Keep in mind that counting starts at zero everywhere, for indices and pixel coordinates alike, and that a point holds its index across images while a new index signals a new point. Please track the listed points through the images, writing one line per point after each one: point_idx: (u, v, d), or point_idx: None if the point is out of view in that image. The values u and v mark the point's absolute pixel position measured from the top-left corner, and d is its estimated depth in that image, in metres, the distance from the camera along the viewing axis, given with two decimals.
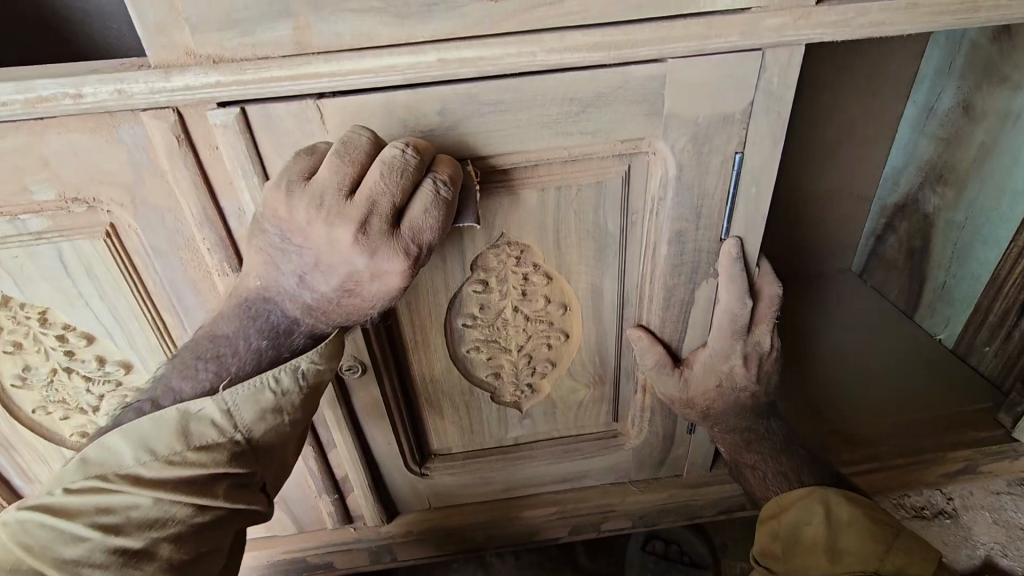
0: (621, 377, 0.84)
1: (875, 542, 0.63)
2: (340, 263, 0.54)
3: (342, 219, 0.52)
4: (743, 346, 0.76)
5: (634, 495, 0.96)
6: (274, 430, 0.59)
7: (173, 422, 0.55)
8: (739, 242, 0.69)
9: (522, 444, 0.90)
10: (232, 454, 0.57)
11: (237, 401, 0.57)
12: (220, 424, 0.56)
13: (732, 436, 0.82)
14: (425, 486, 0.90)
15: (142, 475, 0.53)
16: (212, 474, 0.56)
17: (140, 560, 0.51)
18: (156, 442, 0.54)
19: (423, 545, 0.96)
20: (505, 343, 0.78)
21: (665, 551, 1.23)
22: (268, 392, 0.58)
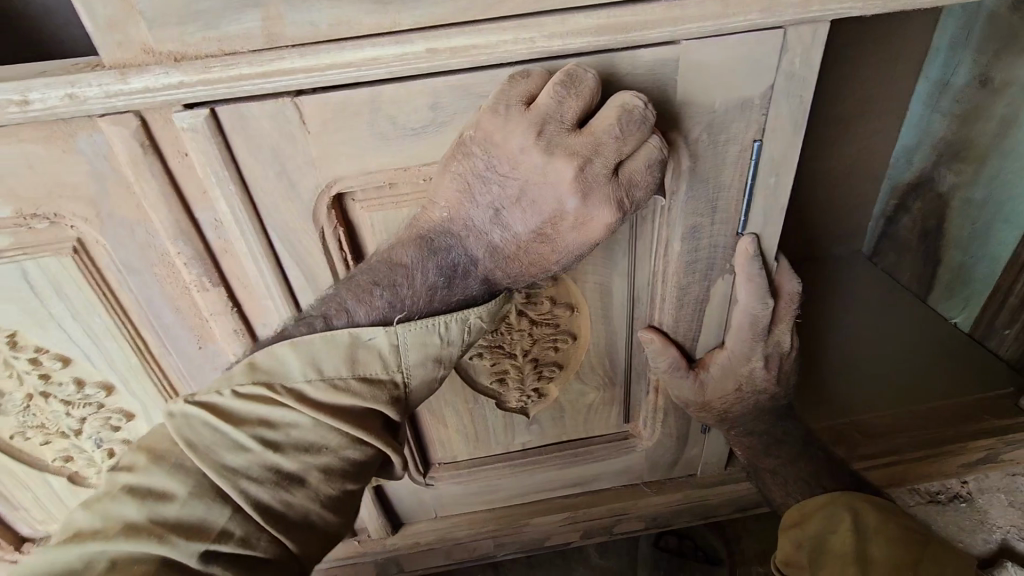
0: (632, 378, 0.80)
1: (905, 549, 0.60)
2: (549, 201, 0.51)
3: (566, 154, 0.49)
4: (763, 348, 0.73)
5: (647, 497, 0.93)
6: None
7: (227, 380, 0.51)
8: (756, 239, 0.65)
9: (529, 449, 0.87)
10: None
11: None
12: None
13: (748, 440, 0.81)
14: (429, 495, 0.87)
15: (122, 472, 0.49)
16: (369, 410, 0.52)
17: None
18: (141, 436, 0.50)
19: (429, 555, 0.93)
20: (510, 347, 0.74)
21: (679, 547, 1.23)
22: None
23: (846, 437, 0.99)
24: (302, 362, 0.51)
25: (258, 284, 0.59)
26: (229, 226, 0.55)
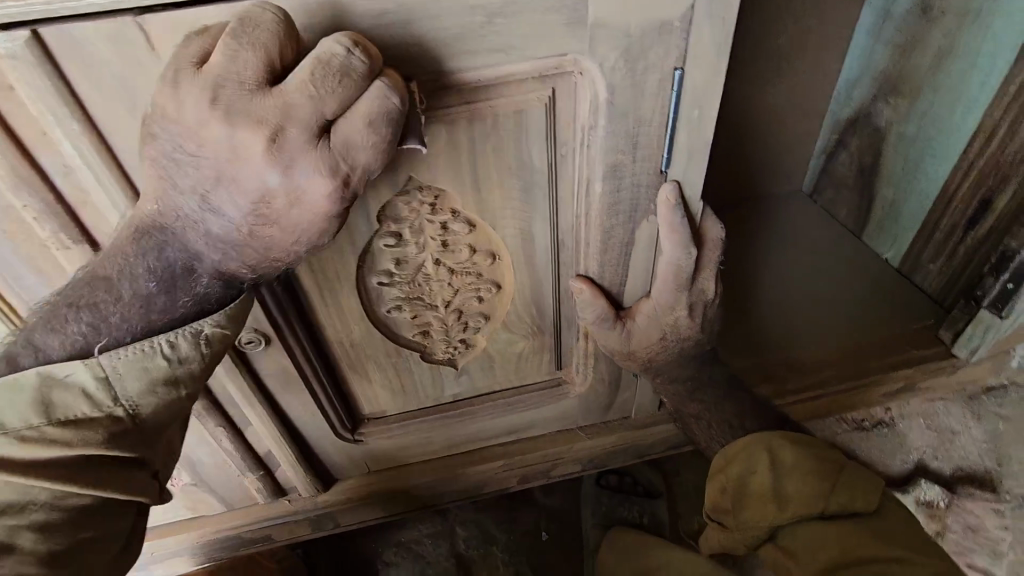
0: (561, 326, 0.78)
1: (821, 484, 0.61)
2: (252, 182, 0.44)
3: (251, 122, 0.42)
4: (688, 296, 0.71)
5: (582, 442, 0.93)
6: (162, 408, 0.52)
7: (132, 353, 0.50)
8: (678, 185, 0.62)
9: (461, 400, 0.85)
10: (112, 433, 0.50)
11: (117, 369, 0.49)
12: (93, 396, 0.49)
13: (679, 386, 0.80)
14: (360, 450, 0.85)
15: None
16: None
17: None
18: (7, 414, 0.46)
19: (366, 508, 0.92)
20: (430, 299, 0.70)
21: (619, 484, 1.27)
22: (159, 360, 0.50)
23: (775, 373, 1.01)
24: (218, 309, 0.51)
25: None
26: (82, 172, 0.48)
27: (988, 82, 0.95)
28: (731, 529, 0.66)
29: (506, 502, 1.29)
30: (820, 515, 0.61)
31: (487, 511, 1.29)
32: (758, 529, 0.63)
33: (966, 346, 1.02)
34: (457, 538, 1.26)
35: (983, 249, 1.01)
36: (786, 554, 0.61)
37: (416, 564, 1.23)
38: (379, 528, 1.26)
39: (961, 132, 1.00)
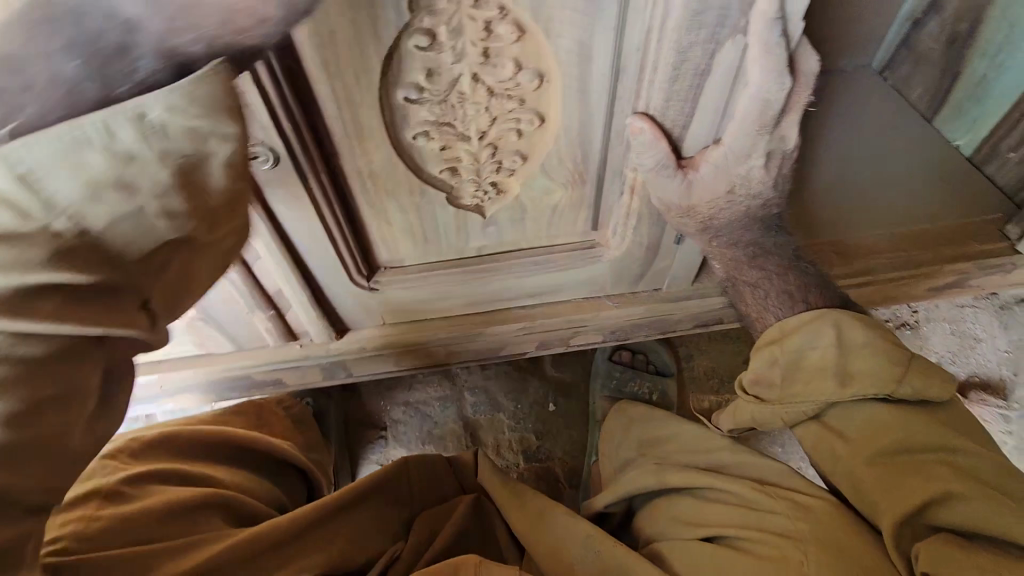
0: (605, 177, 0.69)
1: (891, 368, 0.59)
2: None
3: None
4: (766, 142, 0.61)
5: (608, 311, 0.89)
6: (123, 220, 0.37)
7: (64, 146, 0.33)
8: None
9: (486, 255, 0.78)
10: (59, 250, 0.35)
11: (43, 164, 0.33)
12: (21, 201, 0.34)
13: (729, 251, 0.74)
14: (375, 300, 0.80)
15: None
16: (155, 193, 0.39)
17: None
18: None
19: (379, 360, 0.90)
20: (462, 126, 0.60)
21: (632, 361, 1.26)
22: (96, 152, 0.34)
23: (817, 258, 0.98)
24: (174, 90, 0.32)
25: None
26: None
27: None
28: (770, 405, 0.66)
29: (516, 372, 1.29)
30: (881, 397, 0.61)
31: (497, 378, 1.28)
32: (807, 406, 0.63)
33: None
34: (465, 403, 1.26)
35: None
36: (834, 430, 0.63)
37: (423, 423, 1.25)
38: (388, 386, 1.27)
39: None
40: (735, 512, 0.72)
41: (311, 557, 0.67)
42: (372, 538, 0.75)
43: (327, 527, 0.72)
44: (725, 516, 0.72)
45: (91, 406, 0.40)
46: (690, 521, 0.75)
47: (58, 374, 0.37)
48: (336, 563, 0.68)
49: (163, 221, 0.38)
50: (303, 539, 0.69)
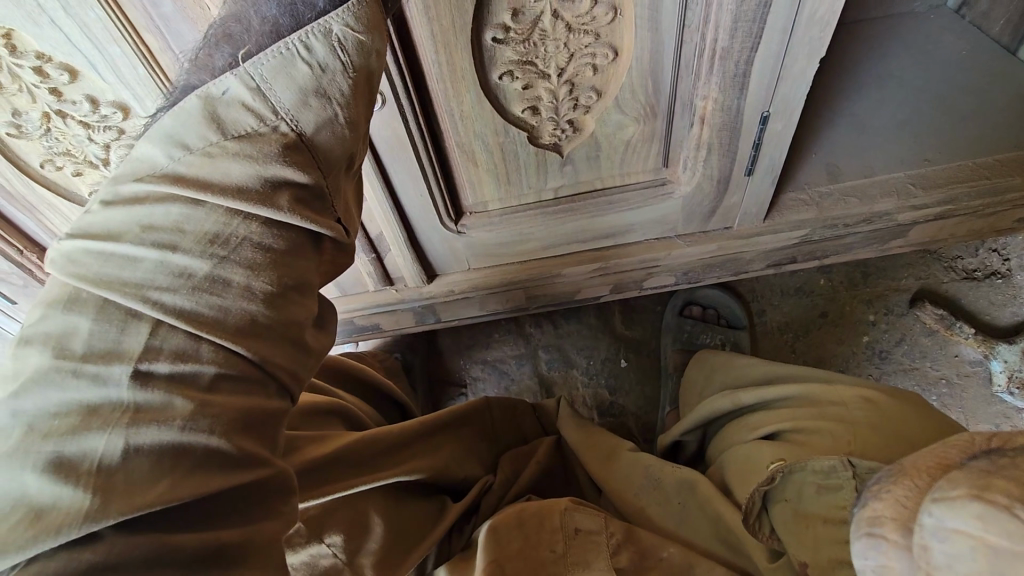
0: (676, 109, 0.73)
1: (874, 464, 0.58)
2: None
3: None
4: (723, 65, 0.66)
5: (680, 250, 0.94)
6: (324, 126, 0.41)
7: (280, 61, 0.39)
8: None
9: (562, 197, 0.85)
10: (285, 147, 0.40)
11: (266, 76, 0.40)
12: (256, 110, 0.40)
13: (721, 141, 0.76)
14: (462, 243, 0.88)
15: (183, 175, 0.39)
16: (340, 140, 0.42)
17: (215, 284, 0.38)
18: (188, 136, 0.39)
19: (466, 304, 1.01)
20: (543, 64, 0.66)
21: (702, 315, 1.29)
22: (302, 66, 0.40)
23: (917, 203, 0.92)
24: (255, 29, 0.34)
25: None
26: None
27: None
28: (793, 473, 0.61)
29: (587, 330, 1.33)
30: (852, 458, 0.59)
31: (570, 337, 1.33)
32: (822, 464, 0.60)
33: None
34: (541, 360, 1.33)
35: None
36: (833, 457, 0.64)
37: (501, 379, 1.32)
38: (469, 345, 1.35)
39: None
40: (794, 412, 0.75)
41: (424, 460, 0.75)
42: (473, 464, 0.83)
43: (432, 443, 0.79)
44: (786, 415, 0.75)
45: (314, 304, 0.43)
46: (748, 428, 0.79)
47: (292, 265, 0.41)
48: (440, 470, 0.76)
49: (349, 129, 0.42)
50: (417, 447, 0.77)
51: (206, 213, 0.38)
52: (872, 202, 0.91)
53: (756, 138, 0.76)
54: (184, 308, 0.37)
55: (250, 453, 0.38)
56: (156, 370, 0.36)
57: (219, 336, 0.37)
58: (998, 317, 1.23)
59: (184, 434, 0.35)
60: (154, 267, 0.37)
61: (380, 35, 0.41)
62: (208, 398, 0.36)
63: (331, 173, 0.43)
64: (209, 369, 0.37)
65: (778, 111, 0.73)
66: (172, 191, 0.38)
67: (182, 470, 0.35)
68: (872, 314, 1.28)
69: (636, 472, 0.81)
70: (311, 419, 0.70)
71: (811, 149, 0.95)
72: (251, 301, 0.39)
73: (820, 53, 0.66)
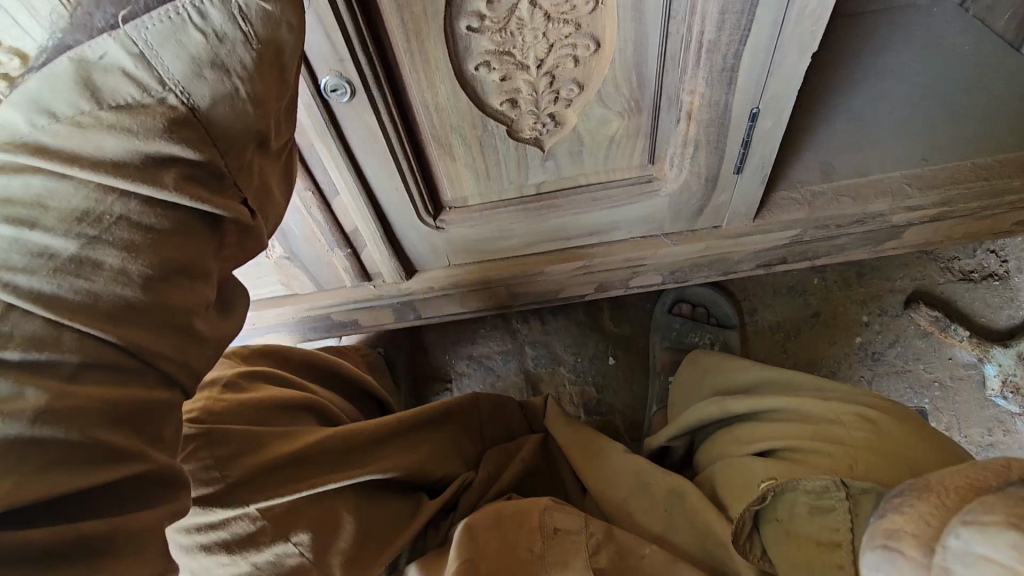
0: (662, 104, 0.70)
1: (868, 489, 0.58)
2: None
3: None
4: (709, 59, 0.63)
5: (666, 249, 0.92)
6: (222, 100, 0.39)
7: (172, 25, 0.37)
8: None
9: (544, 191, 0.82)
10: (172, 122, 0.38)
11: (152, 43, 0.37)
12: (140, 78, 0.38)
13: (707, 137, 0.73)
14: (441, 238, 0.86)
15: (46, 145, 0.37)
16: (241, 118, 0.41)
17: (83, 267, 0.37)
18: (56, 103, 0.37)
19: (446, 300, 0.99)
20: (521, 54, 0.63)
21: (692, 313, 1.26)
22: (195, 33, 0.38)
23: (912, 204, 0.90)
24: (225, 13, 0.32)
25: None
26: None
27: None
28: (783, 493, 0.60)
29: (574, 326, 1.31)
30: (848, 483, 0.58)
31: (557, 333, 1.31)
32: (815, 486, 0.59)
33: None
34: (526, 356, 1.30)
35: None
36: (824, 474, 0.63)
37: (486, 375, 1.30)
38: (453, 340, 1.33)
39: None
40: (790, 427, 0.73)
41: (402, 459, 0.73)
42: (452, 459, 0.81)
43: (403, 441, 0.76)
44: (779, 432, 0.73)
45: (210, 292, 0.42)
46: (739, 441, 0.76)
47: (179, 246, 0.40)
48: (417, 470, 0.74)
49: (252, 105, 0.41)
50: (386, 446, 0.74)
51: (74, 188, 0.37)
52: (865, 202, 0.88)
53: (746, 135, 0.73)
54: (42, 291, 0.35)
55: (117, 448, 0.37)
56: (6, 358, 0.34)
57: (90, 322, 0.36)
58: (994, 320, 1.21)
59: (35, 428, 0.34)
60: (9, 246, 0.35)
61: (288, 5, 0.40)
62: (67, 389, 0.35)
63: (230, 154, 0.42)
64: (71, 357, 0.36)
65: (768, 108, 0.70)
66: (32, 162, 0.36)
67: (35, 464, 0.33)
68: (866, 315, 1.26)
69: (622, 476, 0.78)
70: (272, 416, 0.67)
71: (802, 145, 0.92)
72: (126, 285, 0.37)
73: (812, 48, 0.62)
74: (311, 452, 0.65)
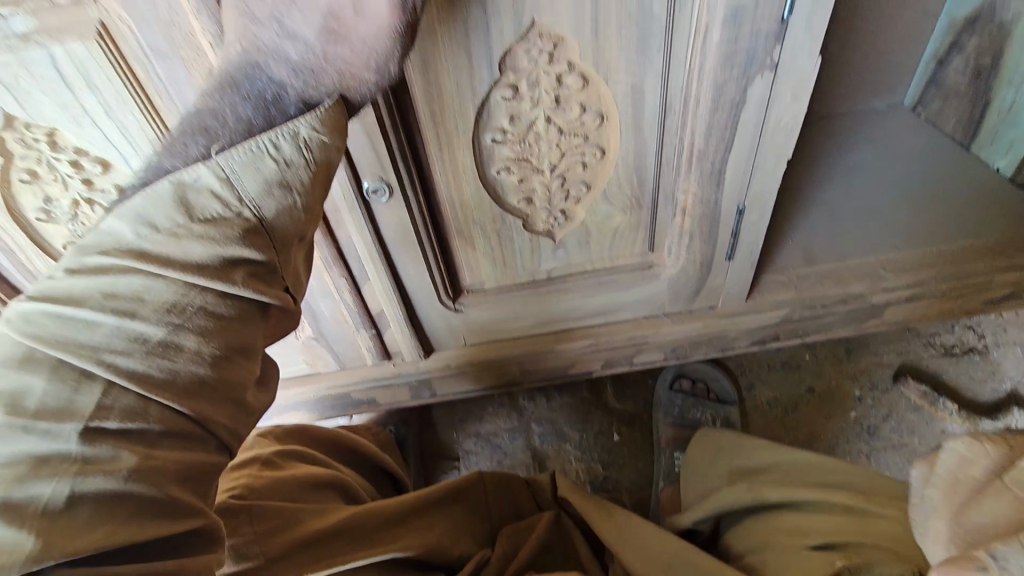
0: (659, 202, 0.80)
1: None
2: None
3: None
4: (702, 166, 0.74)
5: (667, 328, 0.99)
6: (285, 209, 0.48)
7: (254, 158, 0.46)
8: (819, 11, 0.60)
9: (555, 276, 0.89)
10: (244, 229, 0.46)
11: (236, 169, 0.46)
12: (223, 197, 0.46)
13: (701, 227, 0.82)
14: (458, 320, 0.92)
15: (146, 251, 0.44)
16: (298, 226, 0.49)
17: (165, 351, 0.42)
18: (157, 217, 0.45)
19: (460, 379, 1.03)
20: (537, 161, 0.73)
21: (691, 388, 1.31)
22: (270, 160, 0.47)
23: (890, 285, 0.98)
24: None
25: None
26: None
27: None
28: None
29: (578, 403, 1.35)
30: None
31: (562, 410, 1.35)
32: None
33: None
34: (533, 434, 1.33)
35: None
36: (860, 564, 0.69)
37: (493, 453, 1.31)
38: (461, 419, 1.35)
39: None
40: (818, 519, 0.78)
41: (417, 537, 0.74)
42: (466, 540, 0.82)
43: (429, 520, 0.79)
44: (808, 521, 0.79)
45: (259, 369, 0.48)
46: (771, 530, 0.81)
47: (241, 331, 0.46)
48: (437, 548, 0.75)
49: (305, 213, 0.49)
50: (411, 525, 0.76)
51: (165, 285, 0.43)
52: (845, 284, 0.97)
53: (734, 227, 0.83)
54: (135, 370, 0.41)
55: (185, 506, 0.41)
56: (105, 427, 0.39)
57: (177, 399, 0.42)
58: (981, 394, 1.26)
59: (126, 483, 0.38)
60: (111, 333, 0.41)
61: (341, 136, 0.50)
62: (151, 453, 0.40)
63: (285, 253, 0.49)
64: (155, 426, 0.41)
65: (752, 204, 0.80)
66: (133, 264, 0.43)
67: (121, 515, 0.38)
68: (859, 389, 1.31)
69: (656, 544, 0.81)
70: (309, 490, 0.72)
71: (786, 232, 1.03)
72: (201, 365, 0.43)
73: (787, 153, 0.73)
74: (338, 528, 0.68)
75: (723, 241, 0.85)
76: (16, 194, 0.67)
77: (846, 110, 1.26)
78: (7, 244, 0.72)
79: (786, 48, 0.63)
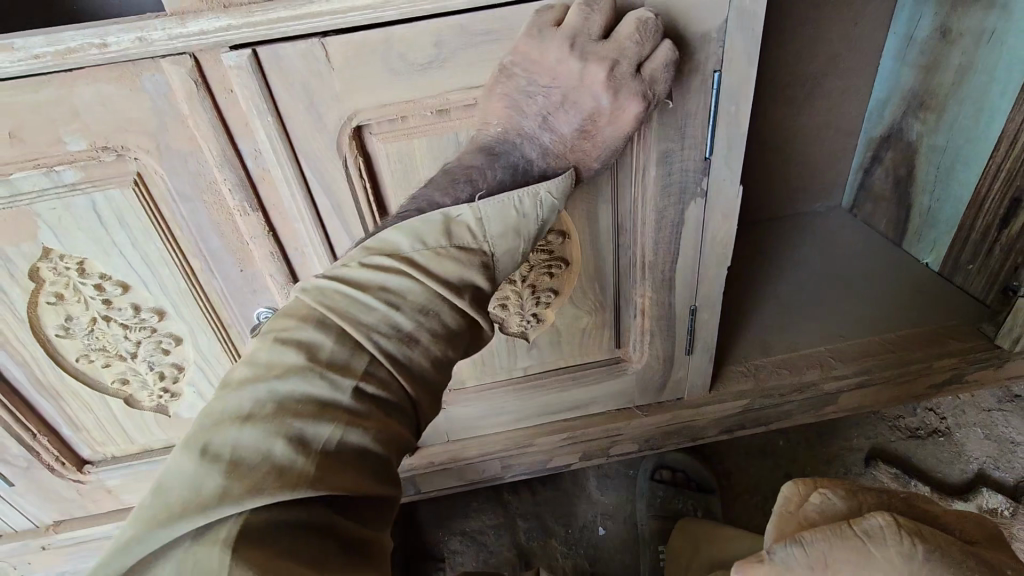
0: (620, 304, 0.89)
1: None
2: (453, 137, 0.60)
3: None
4: (654, 274, 0.85)
5: (639, 419, 1.05)
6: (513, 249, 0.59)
7: (393, 239, 0.54)
8: (732, 151, 0.73)
9: (531, 373, 0.97)
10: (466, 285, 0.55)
11: (428, 238, 0.54)
12: (417, 245, 0.54)
13: (659, 326, 0.91)
14: (441, 417, 0.97)
15: (337, 293, 0.51)
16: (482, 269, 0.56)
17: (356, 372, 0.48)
18: (424, 235, 0.54)
19: (443, 475, 1.06)
20: (509, 273, 0.83)
21: (672, 478, 1.34)
22: (514, 210, 0.58)
23: (841, 372, 1.06)
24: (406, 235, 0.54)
25: (287, 203, 0.69)
26: (267, 155, 0.65)
27: (1010, 88, 0.98)
28: None
29: (562, 496, 1.37)
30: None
31: (546, 505, 1.36)
32: None
33: (1009, 337, 1.05)
34: (519, 530, 1.33)
35: (1020, 245, 1.01)
36: None
37: (479, 551, 1.31)
38: (447, 516, 1.36)
39: (995, 118, 1.02)
40: None
41: None
42: None
43: None
44: None
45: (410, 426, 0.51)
46: None
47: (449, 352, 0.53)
48: None
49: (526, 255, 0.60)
50: None
51: (375, 315, 0.50)
52: (800, 372, 1.05)
53: (690, 325, 0.92)
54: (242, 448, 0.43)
55: (350, 541, 0.43)
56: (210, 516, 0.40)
57: (315, 463, 0.43)
58: (950, 475, 1.30)
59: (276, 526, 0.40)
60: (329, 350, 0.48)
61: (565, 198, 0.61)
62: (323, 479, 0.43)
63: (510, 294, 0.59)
64: (293, 494, 0.41)
65: (703, 304, 0.90)
66: (348, 292, 0.51)
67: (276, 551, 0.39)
68: (833, 473, 1.35)
69: None
70: None
71: (743, 326, 1.13)
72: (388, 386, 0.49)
73: (726, 261, 0.85)
74: None
75: (679, 338, 0.93)
76: (39, 314, 0.74)
77: (789, 214, 1.41)
78: (22, 359, 0.77)
79: (711, 177, 0.76)
